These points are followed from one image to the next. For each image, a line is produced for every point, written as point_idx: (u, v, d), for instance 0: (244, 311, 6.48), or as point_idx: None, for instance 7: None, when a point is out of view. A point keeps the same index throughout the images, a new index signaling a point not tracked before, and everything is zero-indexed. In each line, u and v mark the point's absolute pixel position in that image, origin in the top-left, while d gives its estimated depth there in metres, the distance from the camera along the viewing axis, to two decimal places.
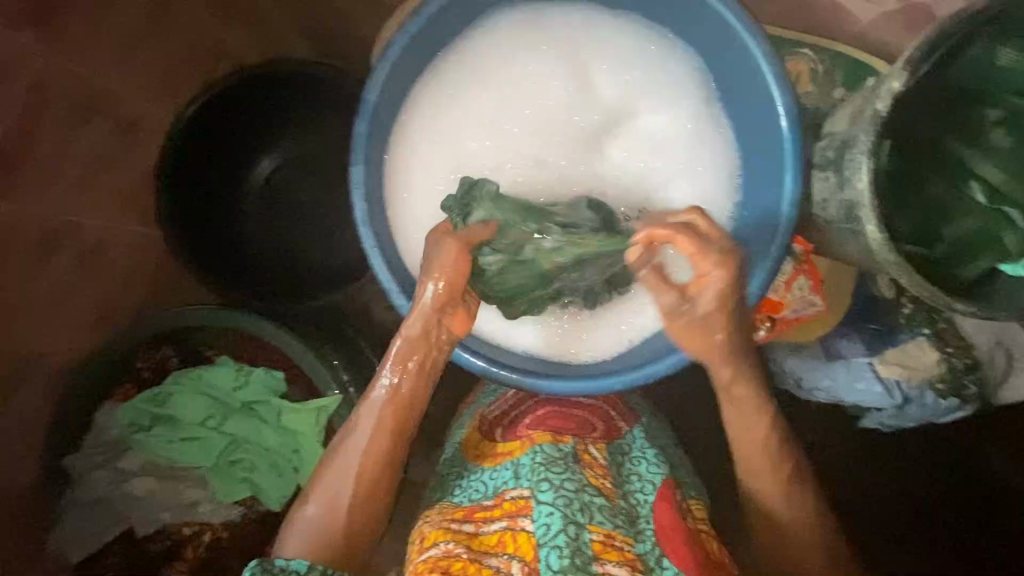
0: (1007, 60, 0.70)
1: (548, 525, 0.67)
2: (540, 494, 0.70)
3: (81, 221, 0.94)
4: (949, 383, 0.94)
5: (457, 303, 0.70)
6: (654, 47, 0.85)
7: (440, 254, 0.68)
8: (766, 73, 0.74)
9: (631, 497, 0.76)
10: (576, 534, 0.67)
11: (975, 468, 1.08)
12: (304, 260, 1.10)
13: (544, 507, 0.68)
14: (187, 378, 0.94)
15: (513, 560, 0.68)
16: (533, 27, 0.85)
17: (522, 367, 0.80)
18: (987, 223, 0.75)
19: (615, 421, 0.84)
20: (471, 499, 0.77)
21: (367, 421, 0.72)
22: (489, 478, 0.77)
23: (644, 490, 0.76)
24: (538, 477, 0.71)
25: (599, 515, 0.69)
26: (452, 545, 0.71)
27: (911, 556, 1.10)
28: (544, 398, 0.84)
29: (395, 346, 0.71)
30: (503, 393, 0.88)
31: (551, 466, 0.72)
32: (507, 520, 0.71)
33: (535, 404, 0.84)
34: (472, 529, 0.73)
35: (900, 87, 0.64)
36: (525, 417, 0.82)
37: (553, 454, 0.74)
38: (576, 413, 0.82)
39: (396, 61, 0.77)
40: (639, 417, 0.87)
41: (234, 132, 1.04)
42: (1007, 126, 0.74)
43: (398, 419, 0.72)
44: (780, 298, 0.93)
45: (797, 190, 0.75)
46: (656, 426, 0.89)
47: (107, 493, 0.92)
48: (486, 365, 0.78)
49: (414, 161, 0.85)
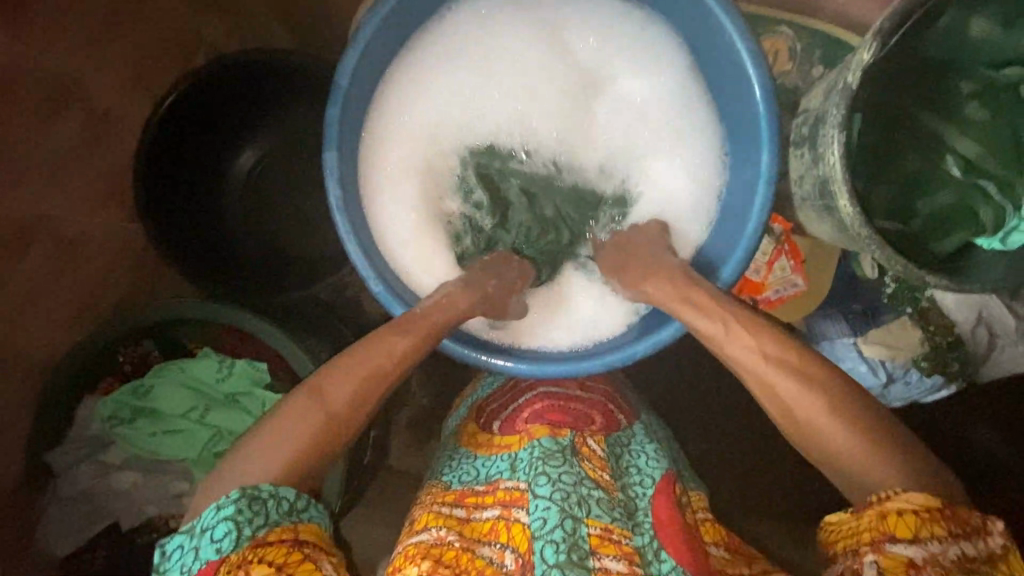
0: (978, 31, 0.69)
1: (545, 518, 0.69)
2: (537, 488, 0.71)
3: (58, 216, 0.93)
4: (933, 361, 0.94)
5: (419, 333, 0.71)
6: (631, 29, 0.84)
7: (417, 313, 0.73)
8: (742, 49, 0.73)
9: (630, 489, 0.76)
10: (574, 528, 0.68)
11: (968, 443, 1.07)
12: (289, 250, 1.09)
13: (540, 501, 0.70)
14: (167, 371, 0.94)
15: (507, 550, 0.70)
16: (510, 9, 0.84)
17: (492, 347, 0.78)
18: (962, 197, 0.74)
19: (613, 414, 0.83)
20: (462, 483, 0.77)
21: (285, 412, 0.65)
22: (482, 465, 0.78)
23: (644, 482, 0.77)
24: (534, 471, 0.72)
25: (597, 508, 0.71)
26: (444, 533, 0.70)
27: None
28: (543, 389, 0.83)
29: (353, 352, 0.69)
30: (503, 383, 0.86)
31: (548, 459, 0.73)
32: (501, 509, 0.72)
33: (534, 396, 0.82)
34: (464, 514, 0.73)
35: (870, 59, 0.64)
36: (522, 411, 0.81)
37: (551, 448, 0.74)
38: (575, 406, 0.81)
39: (367, 45, 0.75)
40: (639, 414, 0.87)
41: (204, 118, 1.02)
42: (980, 99, 0.73)
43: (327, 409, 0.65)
44: (761, 279, 0.95)
45: (773, 167, 0.74)
46: (655, 422, 0.88)
47: (91, 488, 0.92)
48: (463, 349, 0.76)
49: (391, 152, 0.84)
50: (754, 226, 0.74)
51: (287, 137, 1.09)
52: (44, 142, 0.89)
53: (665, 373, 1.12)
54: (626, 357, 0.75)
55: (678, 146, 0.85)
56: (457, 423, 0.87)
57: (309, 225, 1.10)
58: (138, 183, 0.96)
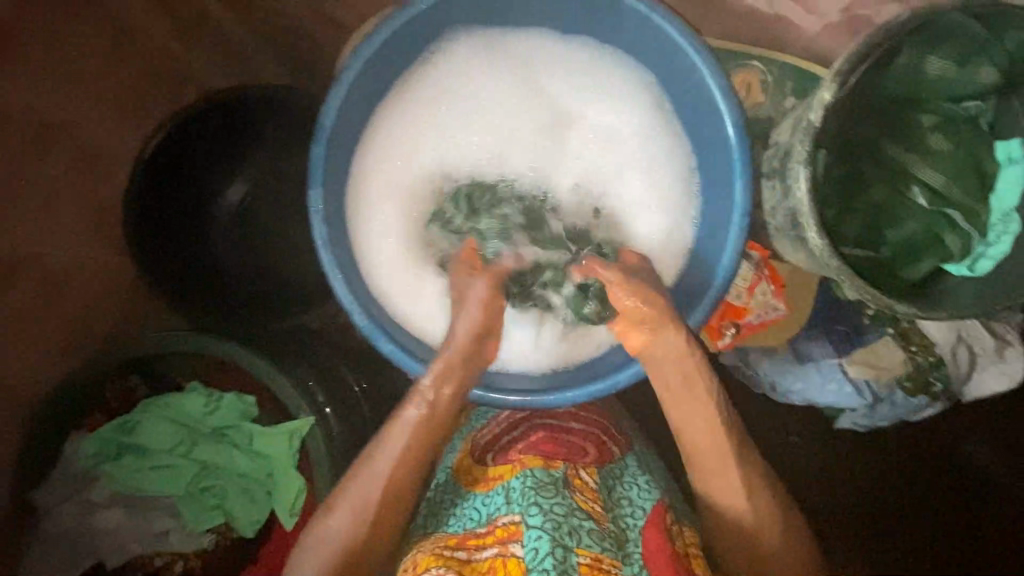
0: (935, 67, 0.73)
1: (537, 549, 0.68)
2: (530, 518, 0.70)
3: (48, 252, 0.95)
4: (916, 381, 0.96)
5: (486, 334, 0.78)
6: (609, 64, 0.86)
7: (472, 302, 0.77)
8: (711, 85, 0.76)
9: (622, 521, 0.77)
10: (564, 557, 0.68)
11: (954, 457, 1.12)
12: (278, 280, 1.10)
13: (533, 531, 0.69)
14: (154, 407, 0.93)
15: None
16: (489, 46, 0.86)
17: (514, 389, 0.80)
18: (929, 225, 0.77)
19: (606, 445, 0.85)
20: (465, 527, 0.77)
21: (402, 434, 0.75)
22: (482, 505, 0.77)
23: (635, 514, 0.78)
24: (527, 501, 0.72)
25: (587, 538, 0.70)
26: (442, 571, 0.70)
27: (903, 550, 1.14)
28: (537, 422, 0.85)
29: (435, 367, 0.75)
30: (496, 415, 0.88)
31: (541, 490, 0.73)
32: (499, 546, 0.72)
33: (529, 429, 0.84)
34: (465, 556, 0.73)
35: (830, 97, 0.66)
36: (517, 442, 0.82)
37: (544, 479, 0.74)
38: (567, 438, 0.82)
39: (351, 86, 0.78)
40: (632, 444, 0.89)
41: (193, 154, 1.04)
42: (944, 131, 0.76)
43: (429, 436, 0.75)
44: (743, 304, 0.97)
45: (747, 197, 0.76)
46: (647, 454, 0.90)
47: (74, 527, 0.91)
48: (481, 394, 0.79)
49: (372, 185, 0.86)
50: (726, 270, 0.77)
51: (273, 170, 1.10)
52: (34, 179, 0.92)
53: (656, 398, 1.12)
54: (615, 382, 0.77)
55: (655, 175, 0.87)
56: (451, 456, 0.86)
57: (300, 257, 1.11)
58: (127, 223, 0.98)
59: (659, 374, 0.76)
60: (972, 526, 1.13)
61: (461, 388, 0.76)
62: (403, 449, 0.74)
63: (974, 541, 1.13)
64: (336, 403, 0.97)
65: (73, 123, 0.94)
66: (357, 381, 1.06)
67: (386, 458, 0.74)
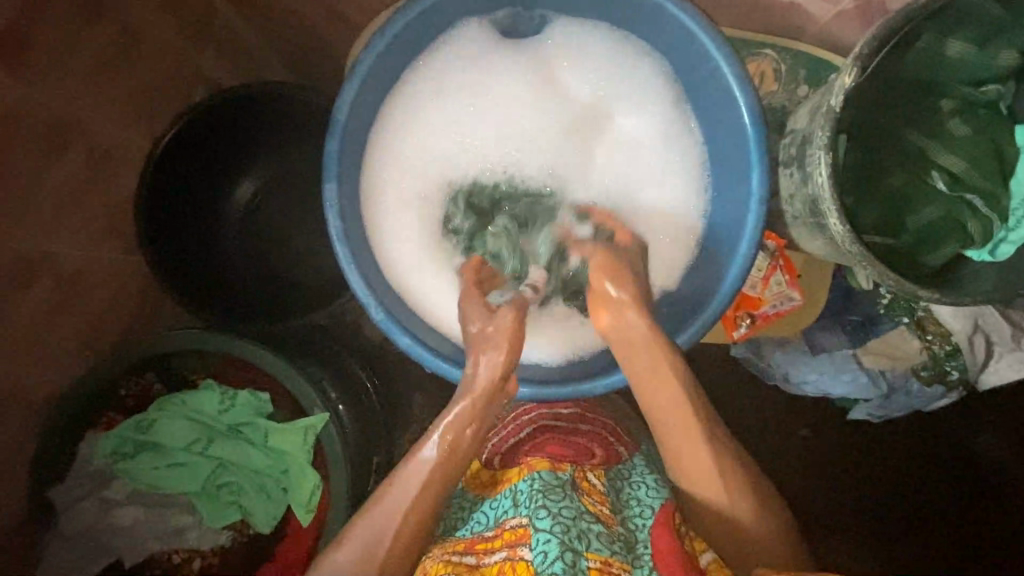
0: (954, 50, 0.72)
1: (546, 552, 0.66)
2: (537, 521, 0.69)
3: (60, 253, 0.94)
4: (932, 370, 0.95)
5: (511, 369, 0.75)
6: (621, 54, 0.86)
7: (496, 326, 0.75)
8: (726, 73, 0.75)
9: (630, 522, 0.76)
10: (573, 560, 0.66)
11: (971, 449, 1.12)
12: (289, 278, 1.10)
13: (542, 535, 0.68)
14: (168, 406, 0.93)
15: None
16: (500, 39, 0.86)
17: (528, 377, 0.81)
18: (949, 210, 0.76)
19: (613, 446, 0.87)
20: (471, 531, 0.77)
21: (416, 476, 0.71)
22: (490, 509, 0.78)
23: (644, 514, 0.76)
24: (535, 504, 0.71)
25: (596, 542, 0.69)
26: None
27: (917, 541, 1.14)
28: (546, 424, 0.86)
29: (453, 409, 0.73)
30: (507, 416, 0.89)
31: (548, 493, 0.72)
32: (507, 550, 0.71)
33: (536, 430, 0.85)
34: (474, 561, 0.73)
35: (851, 82, 0.66)
36: (526, 445, 0.83)
37: (551, 481, 0.74)
38: (574, 440, 0.84)
39: (365, 78, 0.77)
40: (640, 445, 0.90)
41: (203, 151, 1.03)
42: (963, 115, 0.76)
43: (446, 474, 0.72)
44: (757, 295, 0.96)
45: (764, 187, 0.75)
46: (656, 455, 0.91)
47: (93, 525, 0.91)
48: None
49: (384, 180, 0.86)
50: (742, 260, 0.76)
51: (285, 168, 1.11)
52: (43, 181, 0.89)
53: None
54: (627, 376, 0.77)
55: (668, 166, 0.87)
56: None
57: (311, 255, 1.11)
58: (139, 223, 0.96)
59: (646, 384, 0.73)
60: (990, 518, 1.12)
61: (480, 428, 0.74)
62: (414, 492, 0.71)
63: (991, 533, 1.12)
64: (348, 399, 0.97)
65: (87, 123, 0.93)
66: (367, 377, 1.07)
67: (396, 503, 0.71)
